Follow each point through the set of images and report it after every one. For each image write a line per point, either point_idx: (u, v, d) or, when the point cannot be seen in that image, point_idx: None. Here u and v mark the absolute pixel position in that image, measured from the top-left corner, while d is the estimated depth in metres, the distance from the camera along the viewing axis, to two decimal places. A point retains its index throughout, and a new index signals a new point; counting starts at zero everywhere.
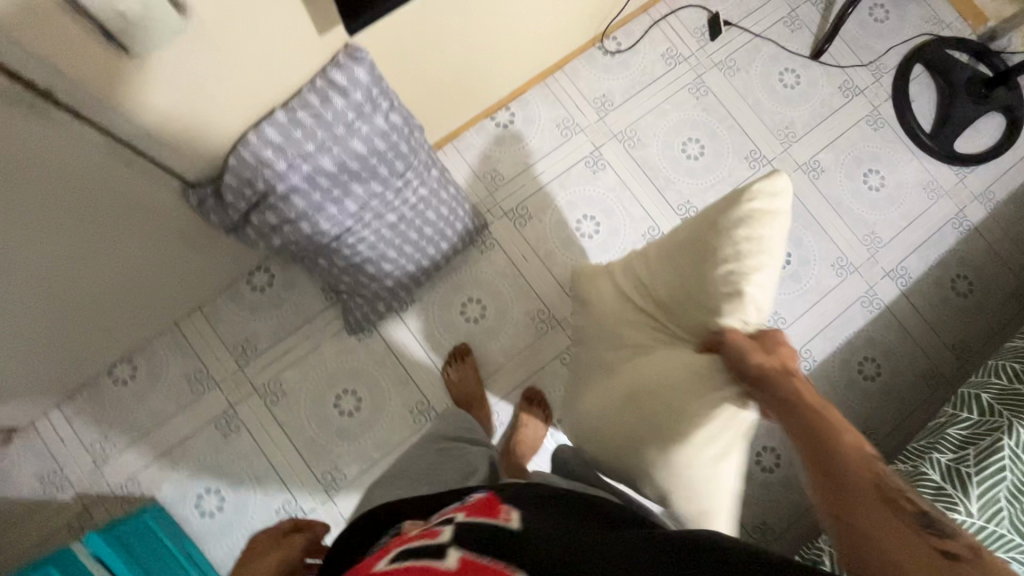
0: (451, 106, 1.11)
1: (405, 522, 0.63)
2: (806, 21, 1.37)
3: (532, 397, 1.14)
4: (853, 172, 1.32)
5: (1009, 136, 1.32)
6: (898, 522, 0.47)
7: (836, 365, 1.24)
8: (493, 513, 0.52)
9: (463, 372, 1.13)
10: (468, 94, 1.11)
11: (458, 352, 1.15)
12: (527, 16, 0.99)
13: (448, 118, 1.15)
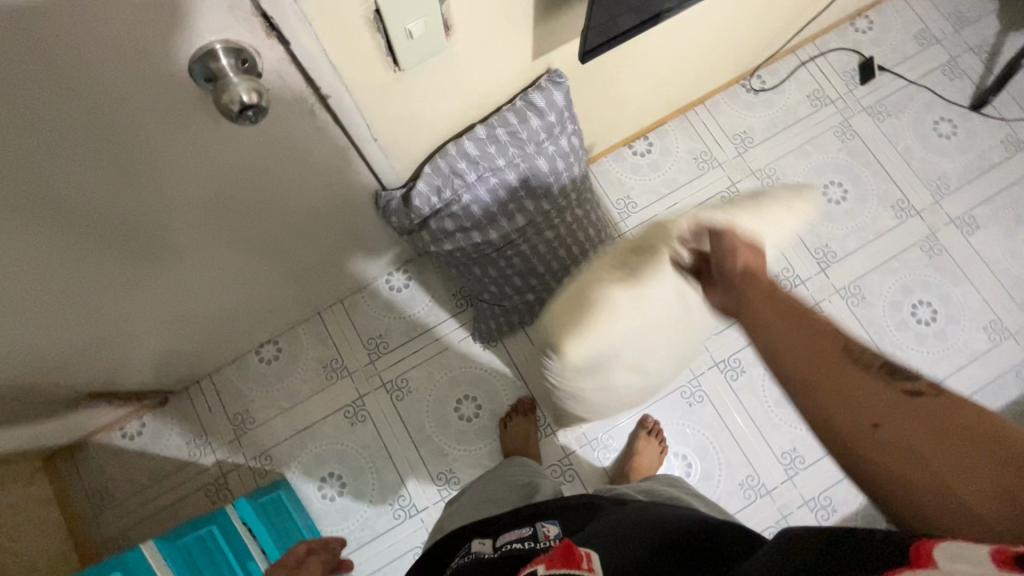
0: (602, 134, 1.14)
1: (478, 541, 0.66)
2: (967, 71, 1.31)
3: (648, 426, 1.15)
4: (1014, 231, 1.23)
5: None
6: (878, 380, 0.44)
7: None
8: (572, 557, 0.49)
9: (522, 427, 1.13)
10: (618, 122, 1.14)
11: (521, 406, 1.15)
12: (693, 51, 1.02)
13: (594, 144, 1.18)
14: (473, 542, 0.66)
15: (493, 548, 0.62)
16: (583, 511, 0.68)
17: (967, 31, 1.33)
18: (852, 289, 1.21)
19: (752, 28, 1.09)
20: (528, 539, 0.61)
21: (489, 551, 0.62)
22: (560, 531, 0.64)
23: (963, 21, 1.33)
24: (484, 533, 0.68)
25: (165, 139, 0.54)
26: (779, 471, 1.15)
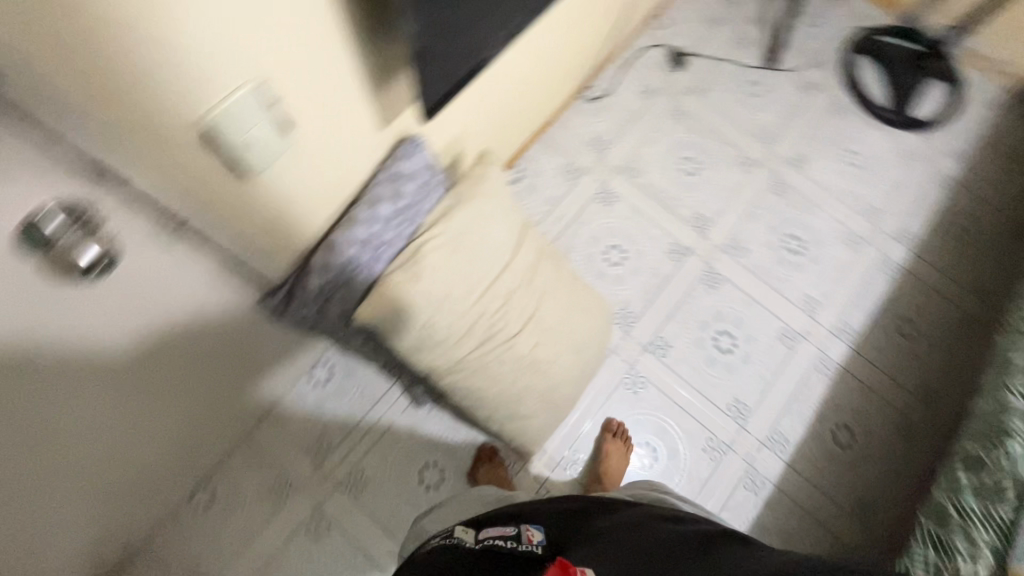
0: None
1: (459, 530, 0.67)
2: (753, 39, 1.56)
3: (613, 429, 1.18)
4: (832, 155, 1.47)
5: (956, 97, 1.52)
6: None
7: (876, 331, 1.32)
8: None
9: (493, 474, 1.11)
10: None
11: (484, 454, 1.14)
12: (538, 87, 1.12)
13: None
14: (456, 527, 0.69)
15: (476, 540, 0.63)
16: (571, 513, 0.65)
17: (740, 10, 1.58)
18: (732, 243, 1.37)
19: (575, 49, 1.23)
20: (509, 539, 0.60)
21: (471, 540, 0.64)
22: (546, 533, 0.61)
23: (736, 3, 1.59)
24: (468, 520, 0.69)
25: (10, 316, 0.48)
26: (733, 425, 1.23)
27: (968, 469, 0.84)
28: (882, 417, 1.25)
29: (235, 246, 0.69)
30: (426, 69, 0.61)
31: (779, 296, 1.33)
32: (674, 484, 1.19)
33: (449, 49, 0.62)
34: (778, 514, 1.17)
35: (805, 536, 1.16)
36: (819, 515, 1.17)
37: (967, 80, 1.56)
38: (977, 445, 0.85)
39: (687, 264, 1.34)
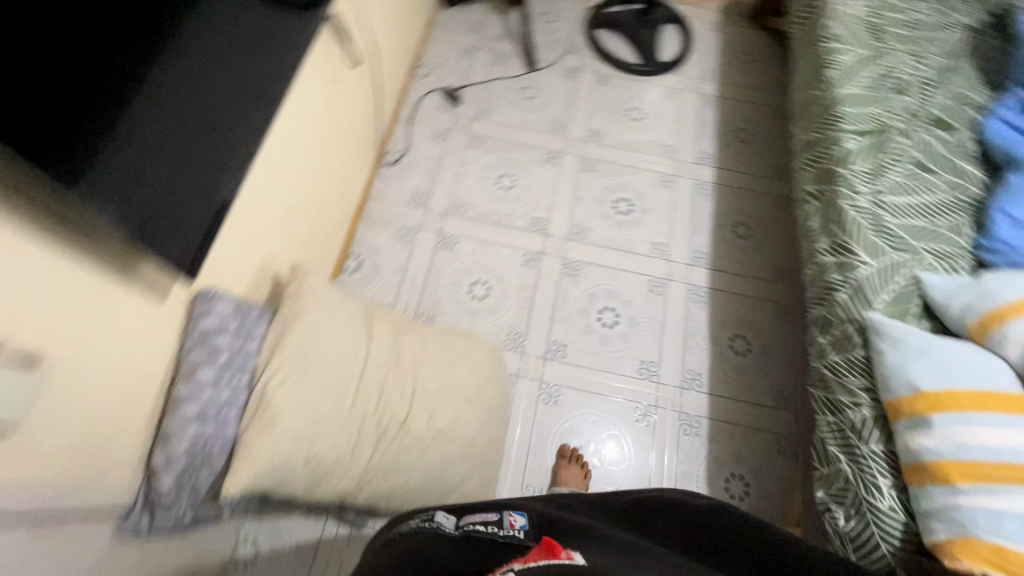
0: None
1: (439, 514, 0.70)
2: (507, 53, 1.70)
3: (568, 454, 1.19)
4: (618, 117, 1.62)
5: (685, 31, 1.75)
6: None
7: (721, 244, 1.46)
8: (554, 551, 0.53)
9: None
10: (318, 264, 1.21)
11: None
12: (331, 182, 1.14)
13: None
14: (437, 511, 0.71)
15: (455, 526, 0.67)
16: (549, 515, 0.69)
17: (486, 34, 1.73)
18: (574, 228, 1.45)
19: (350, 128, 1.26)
20: (489, 524, 0.65)
21: (450, 525, 0.67)
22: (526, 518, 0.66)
23: (479, 30, 1.74)
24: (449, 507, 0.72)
25: None
26: (649, 384, 1.29)
27: (821, 332, 0.93)
28: (760, 311, 1.38)
29: (56, 500, 0.60)
30: (155, 235, 0.59)
31: (633, 253, 1.43)
32: (627, 464, 1.21)
33: (167, 202, 0.60)
34: (722, 440, 1.24)
35: (751, 447, 1.23)
36: (755, 422, 1.26)
37: (688, 16, 1.81)
38: (819, 308, 0.95)
39: (545, 265, 1.40)
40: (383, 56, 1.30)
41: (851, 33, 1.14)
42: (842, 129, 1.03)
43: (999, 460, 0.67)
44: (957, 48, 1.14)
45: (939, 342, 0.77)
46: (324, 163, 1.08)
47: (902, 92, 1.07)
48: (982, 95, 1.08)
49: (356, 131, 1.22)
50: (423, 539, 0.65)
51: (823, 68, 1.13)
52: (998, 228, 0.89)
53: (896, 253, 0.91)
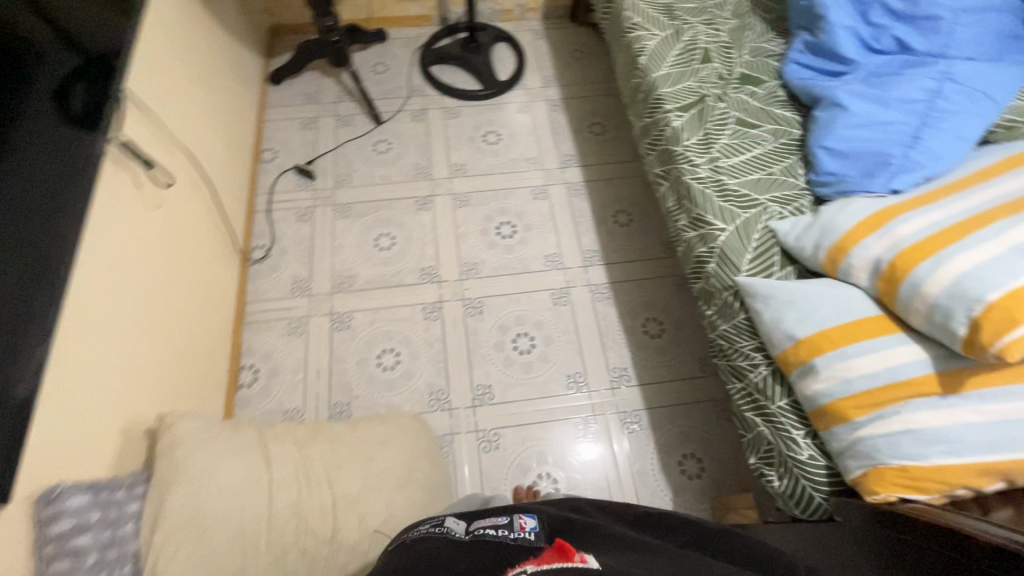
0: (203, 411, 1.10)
1: (449, 519, 0.68)
2: (349, 113, 1.67)
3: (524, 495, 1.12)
4: (476, 145, 1.63)
5: (515, 46, 1.79)
6: None
7: (608, 237, 1.49)
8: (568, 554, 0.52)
9: None
10: (205, 392, 1.12)
11: None
12: (182, 311, 1.05)
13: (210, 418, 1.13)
14: (446, 516, 0.69)
15: (466, 531, 0.65)
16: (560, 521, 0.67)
17: (322, 101, 1.69)
18: (466, 266, 1.43)
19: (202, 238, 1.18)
20: (501, 526, 0.63)
21: (460, 531, 0.65)
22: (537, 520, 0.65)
23: (315, 98, 1.69)
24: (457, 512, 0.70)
25: None
26: (581, 396, 1.28)
27: (706, 304, 0.96)
28: (662, 289, 1.41)
29: None
30: None
31: (529, 272, 1.43)
32: (583, 484, 1.19)
33: None
34: (665, 426, 1.25)
35: (693, 423, 1.25)
36: (688, 397, 1.28)
37: (513, 32, 1.86)
38: (699, 282, 0.97)
39: (447, 313, 1.36)
40: (207, 161, 1.22)
41: (648, 19, 1.20)
42: (667, 110, 1.07)
43: (881, 385, 0.70)
44: (741, 7, 1.23)
45: (800, 287, 0.80)
46: (162, 296, 0.99)
47: (708, 61, 1.14)
48: (774, 44, 1.16)
49: (197, 246, 1.13)
50: (435, 542, 0.61)
51: (634, 57, 1.18)
52: (822, 162, 0.95)
53: (746, 212, 0.96)
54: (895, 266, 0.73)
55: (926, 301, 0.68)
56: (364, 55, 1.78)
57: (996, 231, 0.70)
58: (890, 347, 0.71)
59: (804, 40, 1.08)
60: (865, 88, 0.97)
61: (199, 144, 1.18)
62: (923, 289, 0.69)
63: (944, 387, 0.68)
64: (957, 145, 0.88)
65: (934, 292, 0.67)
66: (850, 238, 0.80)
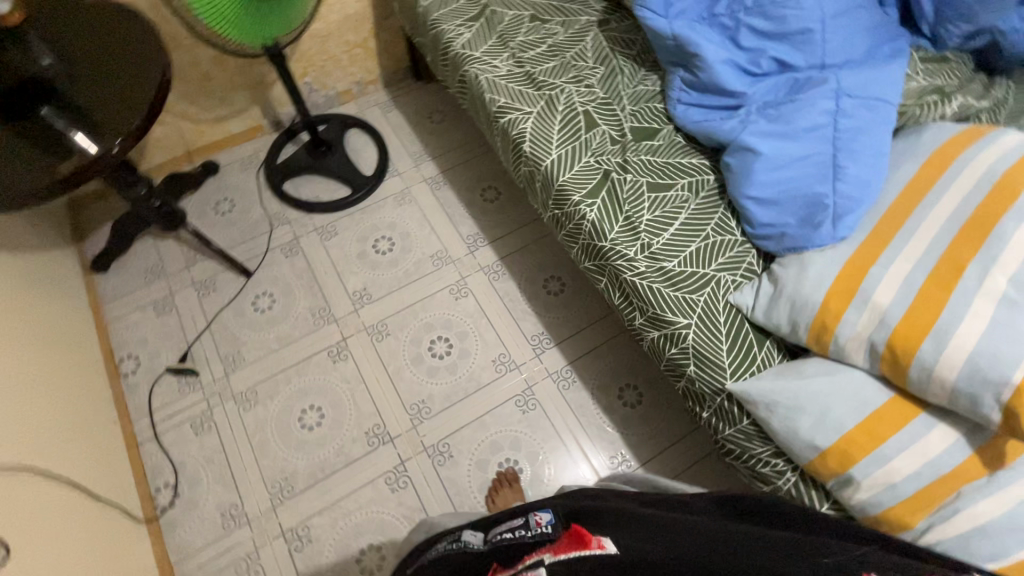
0: None
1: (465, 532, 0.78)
2: (209, 276, 1.40)
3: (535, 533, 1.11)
4: (370, 260, 1.43)
5: (368, 130, 1.59)
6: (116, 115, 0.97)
7: (548, 312, 1.37)
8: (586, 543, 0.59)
9: None
10: None
11: None
12: None
13: None
14: (462, 530, 0.79)
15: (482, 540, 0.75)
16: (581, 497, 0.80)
17: (170, 271, 1.40)
18: (414, 407, 1.25)
19: (68, 548, 0.89)
20: (518, 528, 0.71)
21: (477, 540, 0.75)
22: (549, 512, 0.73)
23: (159, 272, 1.40)
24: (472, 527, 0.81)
25: None
26: None
27: (699, 406, 0.86)
28: (622, 349, 1.32)
29: None
30: None
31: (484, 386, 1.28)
32: None
33: None
34: None
35: (706, 484, 1.18)
36: (692, 458, 1.21)
37: (359, 114, 1.65)
38: (682, 381, 0.87)
39: (414, 474, 1.19)
40: (35, 453, 0.93)
41: (513, 95, 1.06)
42: (577, 201, 0.95)
43: (926, 483, 0.64)
44: (601, 49, 1.12)
45: (803, 386, 0.72)
46: None
47: (594, 127, 1.02)
48: (650, 83, 1.08)
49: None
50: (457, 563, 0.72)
51: (516, 144, 1.04)
52: (755, 215, 0.88)
53: (702, 294, 0.87)
54: (895, 348, 0.66)
55: (946, 386, 0.62)
56: (199, 199, 1.50)
57: (976, 279, 0.65)
58: (921, 437, 0.65)
59: (681, 78, 1.00)
60: (766, 123, 0.90)
61: (13, 445, 0.89)
62: (937, 372, 0.62)
63: (988, 466, 0.63)
64: (879, 162, 0.84)
65: (952, 376, 0.61)
66: (829, 313, 0.73)
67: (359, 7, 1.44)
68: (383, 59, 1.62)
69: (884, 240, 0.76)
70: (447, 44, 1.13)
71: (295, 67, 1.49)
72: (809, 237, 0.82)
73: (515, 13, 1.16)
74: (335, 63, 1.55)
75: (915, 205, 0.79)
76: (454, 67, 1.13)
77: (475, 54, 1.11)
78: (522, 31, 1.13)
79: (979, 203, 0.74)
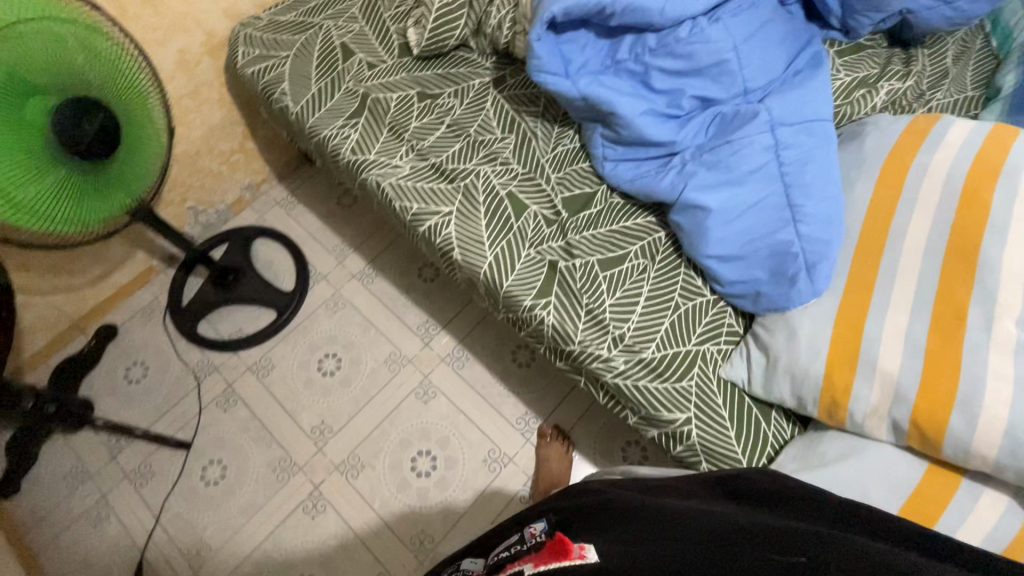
0: None
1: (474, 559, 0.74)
2: (142, 460, 1.22)
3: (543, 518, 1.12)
4: (320, 386, 1.29)
5: (275, 238, 1.42)
6: None
7: (526, 387, 1.27)
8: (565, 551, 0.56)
9: None
10: None
11: None
12: None
13: None
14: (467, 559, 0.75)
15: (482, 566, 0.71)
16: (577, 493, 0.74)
17: (95, 469, 1.21)
18: (415, 540, 1.14)
19: None
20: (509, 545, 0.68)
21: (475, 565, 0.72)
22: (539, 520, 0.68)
23: (82, 474, 1.21)
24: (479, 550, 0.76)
25: None
26: None
27: None
28: None
29: None
30: None
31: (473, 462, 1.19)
32: None
33: None
34: None
35: None
36: None
37: (260, 220, 1.47)
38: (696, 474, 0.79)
39: None
40: None
41: (426, 196, 0.93)
42: (530, 306, 0.84)
43: None
44: (505, 113, 1.01)
45: (827, 477, 0.65)
46: None
47: (523, 210, 0.91)
48: (568, 141, 0.97)
49: None
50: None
51: (444, 251, 0.91)
52: (722, 275, 0.80)
53: (692, 378, 0.79)
54: (920, 424, 0.60)
55: (987, 462, 0.56)
56: (105, 373, 1.30)
57: (982, 327, 0.59)
58: (969, 510, 0.60)
59: (602, 135, 0.90)
60: (706, 171, 0.81)
61: None
62: (975, 449, 0.57)
63: None
64: (835, 190, 0.77)
65: (994, 453, 0.56)
66: (836, 387, 0.66)
67: (223, 114, 1.26)
68: (268, 155, 1.44)
69: (870, 285, 0.70)
70: (334, 151, 0.99)
71: (170, 196, 1.31)
72: (788, 294, 0.74)
73: (401, 94, 1.02)
74: (215, 177, 1.37)
75: (886, 233, 0.72)
76: (350, 175, 0.99)
77: (369, 157, 0.97)
78: (414, 115, 1.00)
79: (953, 224, 0.68)
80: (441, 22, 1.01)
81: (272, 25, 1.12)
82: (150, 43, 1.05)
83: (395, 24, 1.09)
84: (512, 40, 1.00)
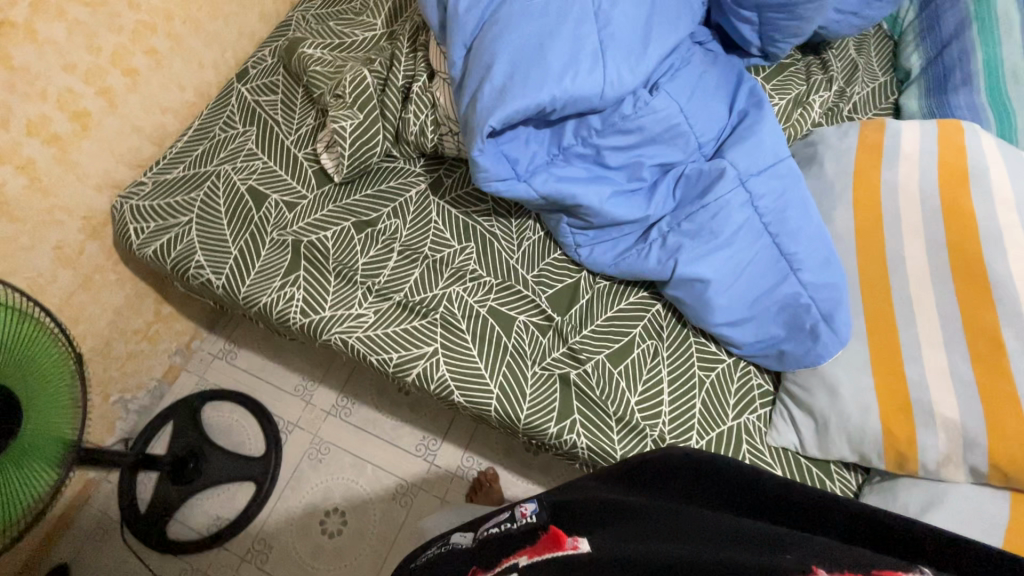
0: None
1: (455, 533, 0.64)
2: None
3: None
4: (332, 549, 1.15)
5: (227, 398, 1.25)
6: None
7: (549, 474, 1.19)
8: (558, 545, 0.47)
9: None
10: None
11: None
12: None
13: None
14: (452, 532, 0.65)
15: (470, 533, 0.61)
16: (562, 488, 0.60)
17: None
18: None
19: None
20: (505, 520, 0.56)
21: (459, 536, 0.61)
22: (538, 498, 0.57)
23: None
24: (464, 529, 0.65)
25: None
26: None
27: None
28: None
29: None
30: None
31: None
32: None
33: None
34: None
35: None
36: None
37: (201, 382, 1.29)
38: None
39: None
40: None
41: (402, 340, 0.83)
42: (557, 432, 0.78)
43: None
44: (455, 220, 0.92)
45: None
46: None
47: (512, 325, 0.84)
48: (531, 233, 0.91)
49: None
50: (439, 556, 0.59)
51: (442, 395, 0.82)
52: (739, 339, 0.77)
53: (744, 458, 0.75)
54: (1000, 465, 0.59)
55: None
56: None
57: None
58: None
59: (569, 224, 0.84)
60: (691, 240, 0.77)
61: None
62: None
63: None
64: (822, 230, 0.75)
65: None
66: (899, 440, 0.65)
67: (127, 290, 1.09)
68: (189, 311, 1.27)
69: (893, 325, 0.69)
70: (281, 317, 0.87)
71: (89, 399, 1.11)
72: (815, 349, 0.72)
73: (335, 230, 0.91)
74: (137, 357, 1.18)
75: (885, 264, 0.72)
76: (310, 338, 0.88)
77: (325, 314, 0.85)
78: (358, 251, 0.90)
79: (949, 244, 0.68)
80: (359, 143, 0.91)
81: (160, 189, 0.96)
82: (18, 253, 0.87)
83: (302, 150, 0.98)
84: (440, 143, 0.92)
